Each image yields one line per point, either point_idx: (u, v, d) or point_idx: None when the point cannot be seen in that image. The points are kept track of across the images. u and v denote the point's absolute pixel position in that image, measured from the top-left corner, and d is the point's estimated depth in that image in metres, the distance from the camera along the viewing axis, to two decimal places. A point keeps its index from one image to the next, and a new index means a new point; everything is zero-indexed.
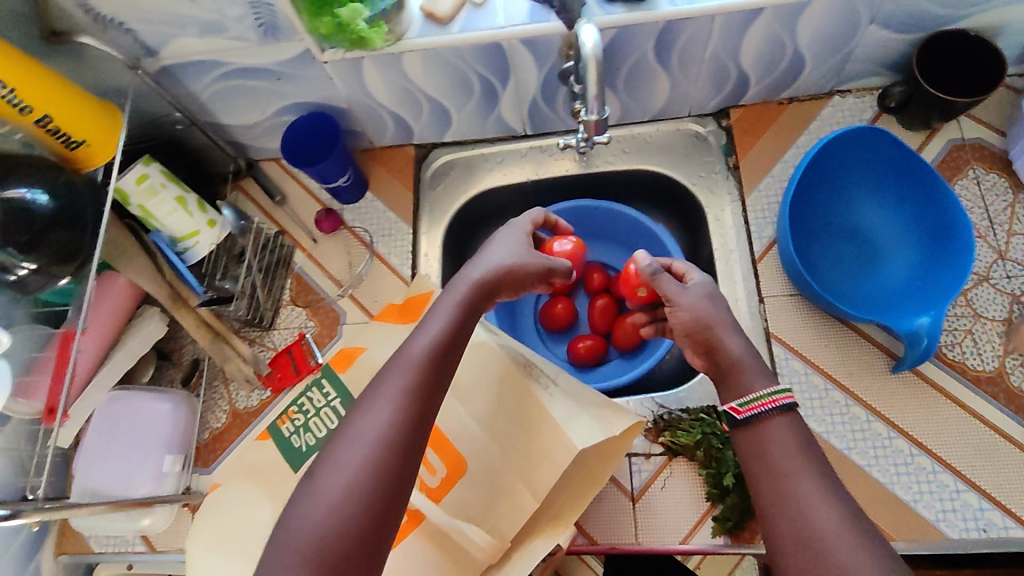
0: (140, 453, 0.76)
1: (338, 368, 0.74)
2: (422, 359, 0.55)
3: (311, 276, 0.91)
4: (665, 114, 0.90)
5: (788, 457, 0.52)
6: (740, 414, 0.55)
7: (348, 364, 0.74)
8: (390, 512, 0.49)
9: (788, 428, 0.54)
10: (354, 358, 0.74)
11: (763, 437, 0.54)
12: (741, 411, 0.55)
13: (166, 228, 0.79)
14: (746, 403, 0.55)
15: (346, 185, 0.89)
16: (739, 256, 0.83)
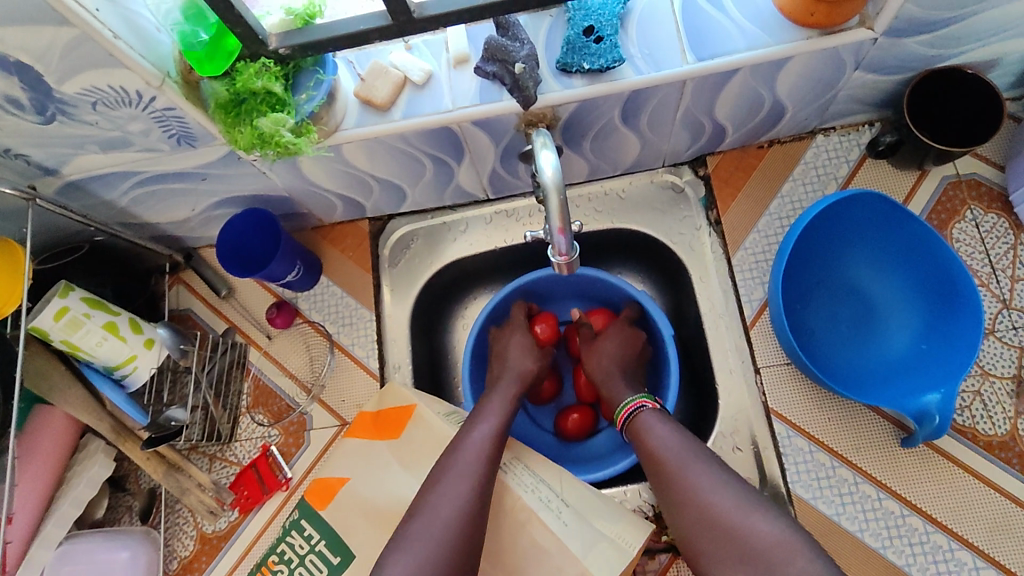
0: None
1: (317, 505, 0.69)
2: (483, 443, 0.64)
3: (269, 379, 0.83)
4: (638, 167, 0.83)
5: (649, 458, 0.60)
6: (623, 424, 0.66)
7: (329, 500, 0.68)
8: (463, 572, 0.57)
9: (652, 419, 0.63)
10: (336, 492, 0.68)
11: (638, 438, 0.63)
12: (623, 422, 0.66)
13: (97, 359, 0.71)
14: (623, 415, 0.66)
15: (297, 278, 0.81)
16: (728, 321, 0.77)
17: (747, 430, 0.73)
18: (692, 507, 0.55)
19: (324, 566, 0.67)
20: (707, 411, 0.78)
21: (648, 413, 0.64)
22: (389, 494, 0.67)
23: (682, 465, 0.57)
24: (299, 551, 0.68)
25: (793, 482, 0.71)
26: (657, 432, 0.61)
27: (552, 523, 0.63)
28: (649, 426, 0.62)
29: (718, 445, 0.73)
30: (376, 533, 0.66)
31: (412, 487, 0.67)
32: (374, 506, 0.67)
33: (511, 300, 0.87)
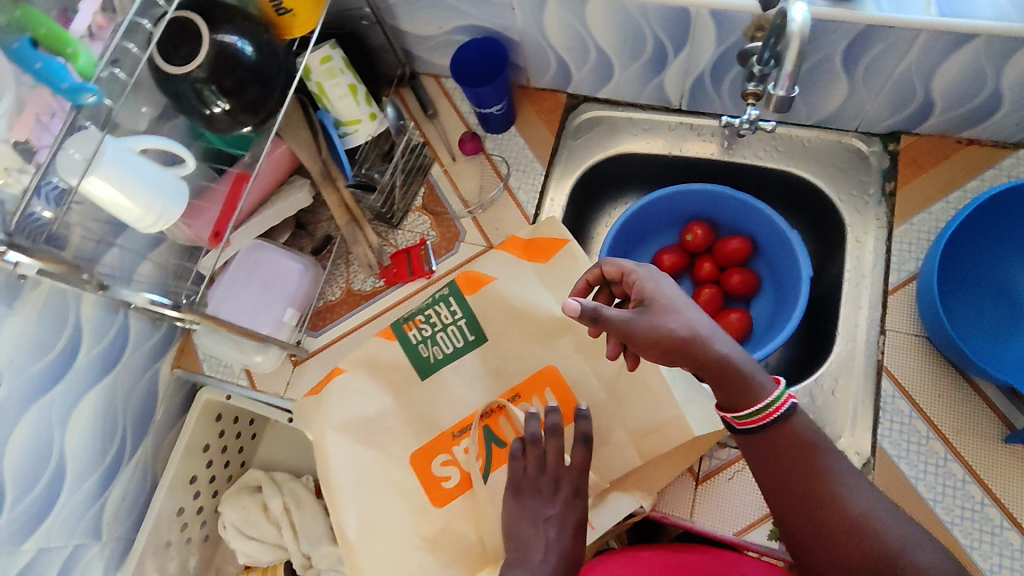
0: (269, 300, 0.84)
1: (464, 290, 0.80)
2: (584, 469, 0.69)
3: (442, 191, 0.96)
4: (831, 122, 0.87)
5: (786, 461, 0.62)
6: (740, 425, 0.64)
7: (476, 288, 0.79)
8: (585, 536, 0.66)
9: (803, 427, 0.62)
10: (482, 287, 0.79)
11: (775, 441, 0.62)
12: (740, 423, 0.64)
13: (334, 110, 0.86)
14: (743, 417, 0.63)
15: (497, 114, 0.93)
16: (870, 282, 0.81)
17: (852, 380, 0.77)
18: (842, 518, 0.60)
19: (460, 339, 0.79)
20: (818, 357, 0.83)
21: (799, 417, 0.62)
22: (528, 299, 0.79)
23: (835, 478, 0.61)
24: (443, 320, 0.79)
25: (882, 436, 0.73)
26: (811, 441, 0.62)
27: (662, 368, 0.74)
28: (802, 431, 0.62)
29: (818, 382, 0.79)
30: (513, 327, 0.79)
31: (550, 301, 0.79)
32: (516, 309, 0.79)
33: (668, 204, 0.94)
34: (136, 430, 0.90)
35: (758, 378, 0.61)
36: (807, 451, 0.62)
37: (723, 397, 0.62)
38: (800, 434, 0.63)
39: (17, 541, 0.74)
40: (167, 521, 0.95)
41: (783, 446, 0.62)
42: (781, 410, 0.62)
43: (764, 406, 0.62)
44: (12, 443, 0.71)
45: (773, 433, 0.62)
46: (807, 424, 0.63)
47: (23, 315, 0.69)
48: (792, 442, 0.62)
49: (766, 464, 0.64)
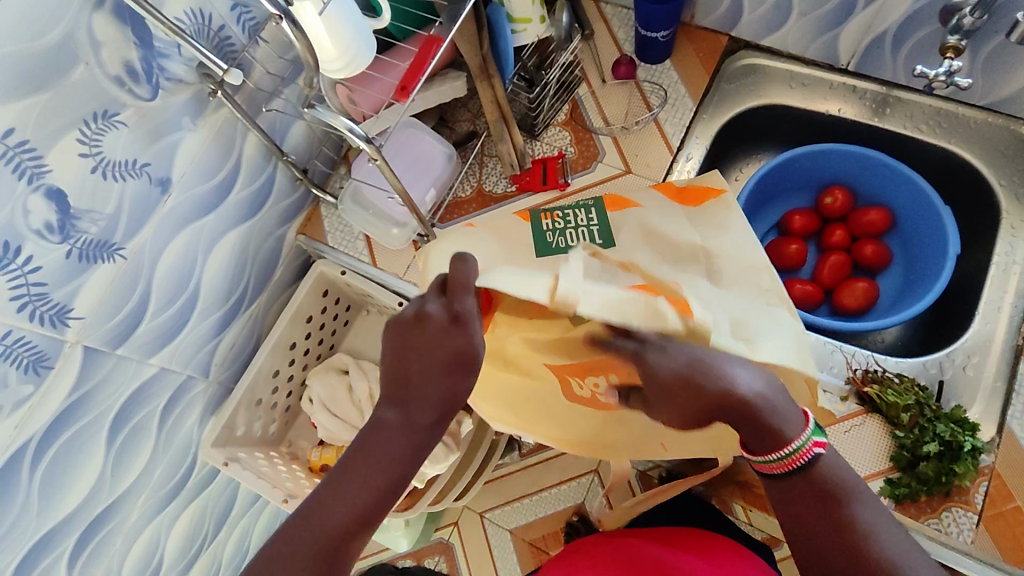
0: (416, 177, 0.86)
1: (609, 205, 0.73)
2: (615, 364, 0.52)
3: (586, 109, 0.96)
4: (1003, 105, 0.84)
5: (809, 508, 0.52)
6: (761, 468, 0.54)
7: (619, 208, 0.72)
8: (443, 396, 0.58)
9: (829, 477, 0.52)
10: (627, 207, 0.72)
11: (782, 486, 0.53)
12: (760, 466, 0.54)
13: (508, 5, 0.86)
14: (763, 463, 0.53)
15: (660, 41, 0.92)
16: (1022, 270, 0.79)
17: (987, 360, 0.76)
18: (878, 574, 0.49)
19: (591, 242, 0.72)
20: (953, 334, 0.82)
21: (826, 463, 0.52)
22: None
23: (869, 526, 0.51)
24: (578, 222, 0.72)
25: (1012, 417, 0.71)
26: (845, 491, 0.52)
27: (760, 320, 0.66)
28: (833, 481, 0.52)
29: (951, 357, 0.77)
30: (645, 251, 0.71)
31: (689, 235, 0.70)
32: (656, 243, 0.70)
33: (813, 165, 0.93)
34: (255, 284, 0.92)
35: (780, 419, 0.52)
36: (818, 491, 0.52)
37: (749, 438, 0.52)
38: (823, 481, 0.52)
39: (146, 354, 0.77)
40: (263, 380, 0.97)
41: (805, 490, 0.52)
42: (802, 460, 0.52)
43: (786, 454, 0.52)
44: (163, 255, 0.74)
45: (788, 477, 0.53)
46: (834, 465, 0.52)
47: (201, 133, 0.72)
48: (813, 485, 0.52)
49: (795, 510, 0.53)
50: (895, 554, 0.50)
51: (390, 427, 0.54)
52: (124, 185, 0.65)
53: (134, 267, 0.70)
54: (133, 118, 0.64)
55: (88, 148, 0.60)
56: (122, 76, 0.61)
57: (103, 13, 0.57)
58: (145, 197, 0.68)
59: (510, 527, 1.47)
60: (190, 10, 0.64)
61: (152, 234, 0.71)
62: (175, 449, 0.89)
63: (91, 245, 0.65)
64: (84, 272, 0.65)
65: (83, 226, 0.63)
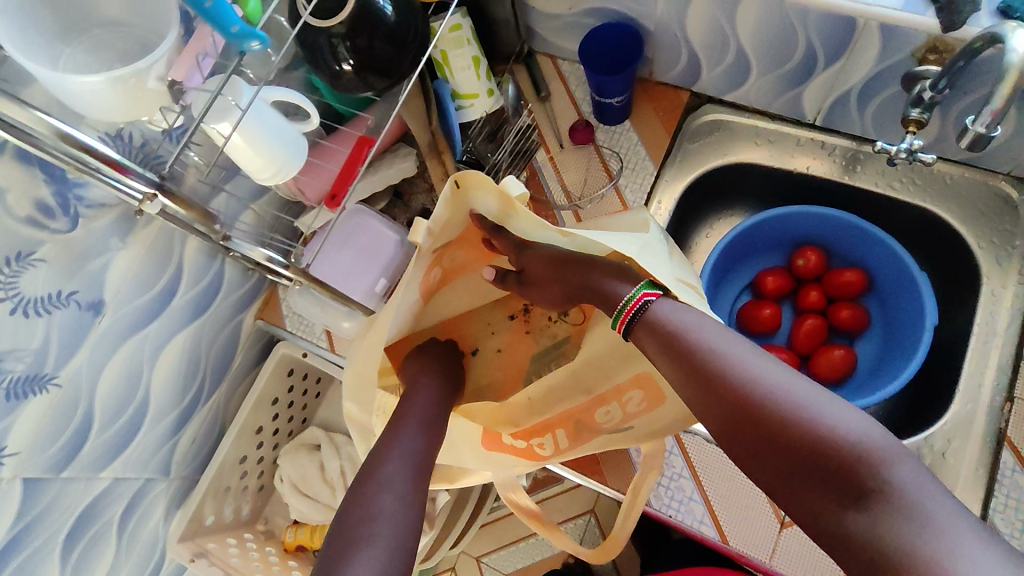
0: (365, 268, 0.83)
1: None
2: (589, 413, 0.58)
3: (544, 178, 0.93)
4: (979, 162, 0.79)
5: (668, 362, 0.53)
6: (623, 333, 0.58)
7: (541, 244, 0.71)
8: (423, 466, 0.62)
9: (664, 318, 0.55)
10: None
11: (641, 335, 0.56)
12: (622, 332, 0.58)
13: (453, 82, 0.83)
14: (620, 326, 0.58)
15: (615, 106, 0.88)
16: (1003, 343, 0.75)
17: (965, 445, 0.72)
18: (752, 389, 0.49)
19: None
20: (933, 412, 0.77)
21: (656, 310, 0.56)
22: None
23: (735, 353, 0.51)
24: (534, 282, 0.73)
25: (994, 510, 0.68)
26: (688, 323, 0.54)
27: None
28: (669, 321, 0.54)
29: (929, 441, 0.73)
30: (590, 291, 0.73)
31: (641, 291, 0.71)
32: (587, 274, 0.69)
33: (781, 226, 0.89)
34: (212, 377, 0.91)
35: (615, 289, 0.61)
36: (668, 323, 0.54)
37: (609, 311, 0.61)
38: (668, 327, 0.54)
39: (96, 469, 0.76)
40: (230, 468, 0.95)
41: (659, 330, 0.55)
42: (635, 309, 0.57)
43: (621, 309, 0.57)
44: (104, 372, 0.72)
45: (637, 335, 0.57)
46: (673, 313, 0.55)
47: (133, 249, 0.70)
48: (662, 332, 0.54)
49: (665, 364, 0.54)
50: (765, 373, 0.49)
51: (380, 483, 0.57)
52: (50, 317, 0.63)
53: (72, 393, 0.69)
54: (53, 252, 0.61)
55: (3, 292, 0.58)
56: (34, 215, 0.59)
57: (5, 159, 0.55)
58: (76, 323, 0.66)
59: (507, 572, 1.45)
60: (106, 134, 0.61)
61: (89, 356, 0.69)
62: (139, 549, 0.88)
63: (20, 382, 0.63)
64: (14, 410, 0.63)
65: (7, 366, 0.61)
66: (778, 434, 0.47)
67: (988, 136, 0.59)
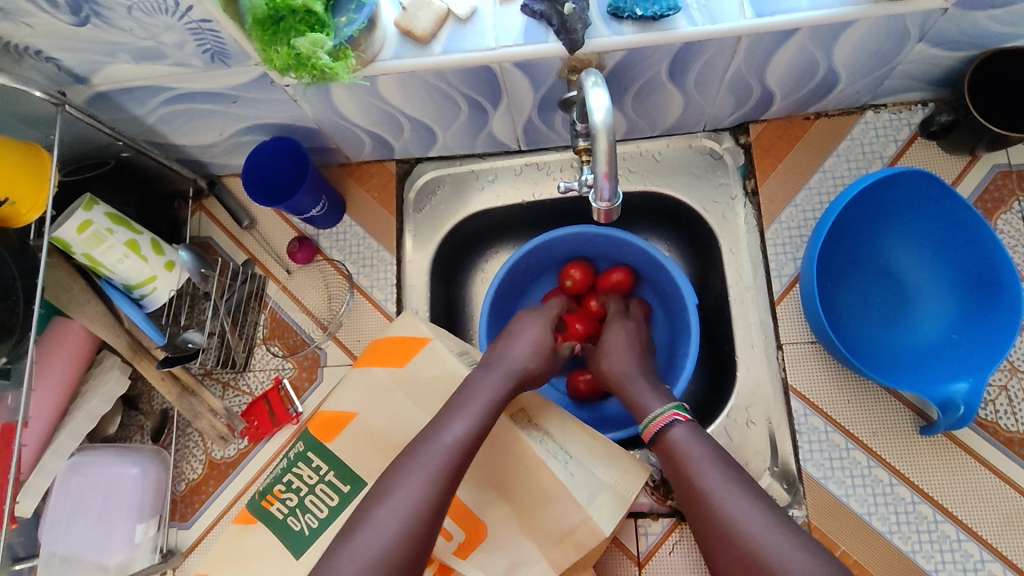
0: (113, 520, 0.72)
1: (322, 437, 0.65)
2: None
3: (285, 313, 0.83)
4: (676, 129, 0.80)
5: (685, 481, 0.57)
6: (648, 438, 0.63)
7: (336, 432, 0.64)
8: None
9: (686, 436, 0.59)
10: (342, 425, 0.64)
11: (674, 468, 0.58)
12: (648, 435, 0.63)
13: (117, 275, 0.70)
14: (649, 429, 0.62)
15: (320, 214, 0.80)
16: (756, 294, 0.76)
17: (764, 406, 0.73)
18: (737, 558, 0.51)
19: (333, 495, 0.63)
20: (724, 382, 0.77)
21: (678, 433, 0.60)
22: (393, 422, 0.64)
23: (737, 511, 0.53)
24: (307, 481, 0.63)
25: (805, 461, 0.70)
26: (704, 469, 0.56)
27: (561, 473, 0.63)
28: (691, 449, 0.58)
29: (732, 417, 0.73)
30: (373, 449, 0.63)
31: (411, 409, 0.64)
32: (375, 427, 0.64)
33: (535, 257, 0.86)
34: None
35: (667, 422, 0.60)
36: (694, 467, 0.57)
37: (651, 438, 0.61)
38: (687, 458, 0.58)
39: None
40: None
41: (684, 471, 0.57)
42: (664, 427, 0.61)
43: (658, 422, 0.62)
44: None
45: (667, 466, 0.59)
46: (691, 445, 0.58)
47: None
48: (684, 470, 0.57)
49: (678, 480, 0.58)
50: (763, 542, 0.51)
51: None
52: None
53: None
54: None
55: None
56: None
57: None
58: None
59: None
60: None
61: None
62: None
63: None
64: None
65: None
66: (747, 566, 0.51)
67: (615, 199, 0.51)
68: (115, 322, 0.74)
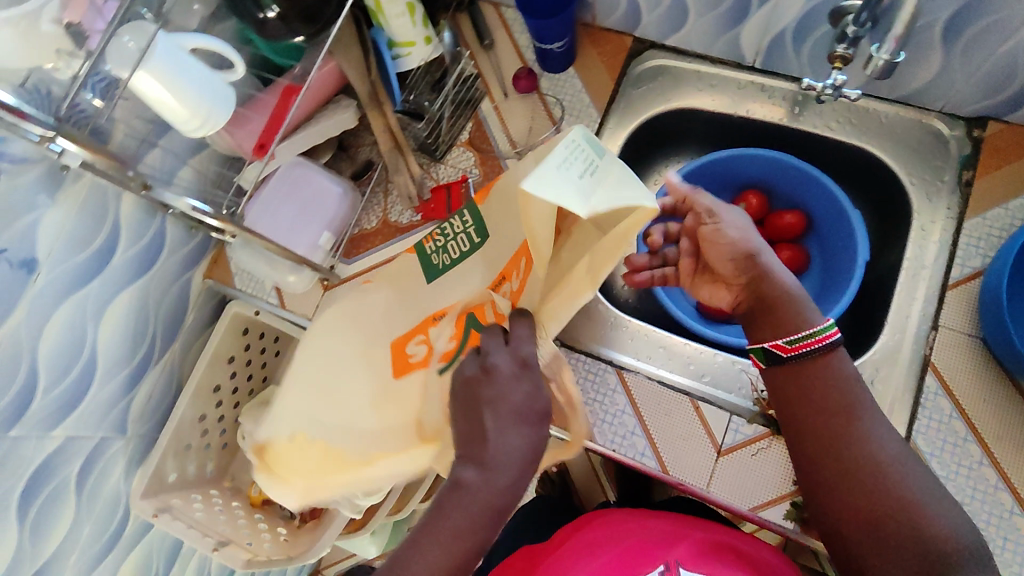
0: (308, 221, 0.84)
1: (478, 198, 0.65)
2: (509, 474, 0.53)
3: (490, 128, 0.92)
4: (913, 99, 0.81)
5: (816, 399, 0.62)
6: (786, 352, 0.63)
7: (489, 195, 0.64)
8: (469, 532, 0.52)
9: (844, 361, 0.62)
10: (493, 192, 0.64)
11: (801, 375, 0.63)
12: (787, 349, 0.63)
13: (389, 29, 0.81)
14: (791, 342, 0.63)
15: (557, 52, 0.88)
16: (929, 275, 0.77)
17: (892, 372, 0.74)
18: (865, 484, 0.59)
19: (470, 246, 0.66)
20: (863, 345, 0.80)
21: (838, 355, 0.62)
22: None
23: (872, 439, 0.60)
24: (456, 230, 0.66)
25: (916, 433, 0.71)
26: (843, 393, 0.61)
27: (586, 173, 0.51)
28: (832, 374, 0.62)
29: (859, 369, 0.75)
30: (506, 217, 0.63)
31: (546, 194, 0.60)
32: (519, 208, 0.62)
33: (725, 170, 0.90)
34: (164, 335, 0.91)
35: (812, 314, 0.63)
36: (831, 389, 0.61)
37: (772, 327, 0.64)
38: (824, 373, 0.62)
39: (47, 427, 0.75)
40: (189, 425, 0.96)
41: (810, 385, 0.62)
42: (823, 341, 0.62)
43: (817, 331, 0.62)
44: (47, 329, 0.72)
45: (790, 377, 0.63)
46: (839, 367, 0.62)
47: (63, 206, 0.69)
48: (815, 384, 0.62)
49: (809, 402, 0.62)
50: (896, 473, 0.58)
51: (467, 487, 0.52)
52: None
53: (14, 352, 0.68)
54: None
55: None
56: None
57: None
58: (9, 281, 0.66)
59: None
60: None
61: (28, 314, 0.69)
62: (102, 506, 0.88)
63: None
64: None
65: None
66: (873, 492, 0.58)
67: (892, 63, 0.65)
68: (364, 69, 0.81)
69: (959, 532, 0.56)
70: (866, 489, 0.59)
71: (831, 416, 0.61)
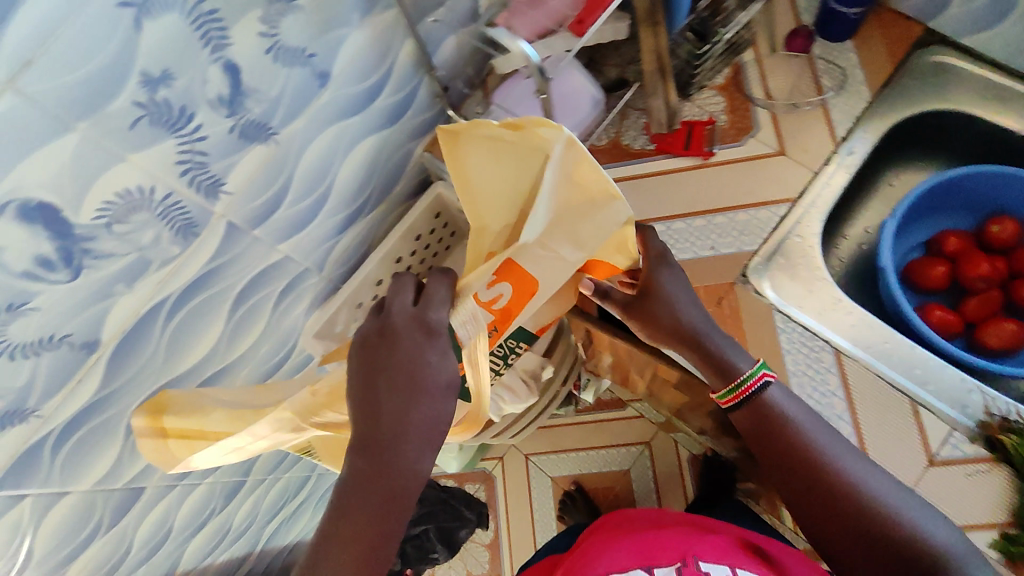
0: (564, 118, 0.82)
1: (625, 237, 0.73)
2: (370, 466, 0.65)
3: (749, 76, 0.89)
4: None
5: (776, 440, 0.69)
6: (728, 403, 0.72)
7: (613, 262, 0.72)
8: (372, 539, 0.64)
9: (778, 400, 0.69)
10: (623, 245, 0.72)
11: (758, 409, 0.70)
12: (727, 401, 0.72)
13: None
14: (728, 396, 0.71)
15: (850, 18, 0.85)
16: None
17: None
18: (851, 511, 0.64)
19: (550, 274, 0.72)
20: None
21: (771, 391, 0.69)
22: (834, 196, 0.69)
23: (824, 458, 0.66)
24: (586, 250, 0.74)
25: None
26: (792, 422, 0.68)
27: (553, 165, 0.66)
28: (780, 408, 0.69)
29: None
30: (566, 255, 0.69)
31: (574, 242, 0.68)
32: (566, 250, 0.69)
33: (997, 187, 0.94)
34: (377, 193, 0.93)
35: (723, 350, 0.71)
36: (781, 420, 0.68)
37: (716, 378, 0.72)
38: (770, 408, 0.69)
39: (276, 239, 0.79)
40: (366, 286, 0.98)
41: (767, 417, 0.69)
42: (754, 386, 0.70)
43: (737, 385, 0.70)
44: (312, 144, 0.75)
45: (753, 410, 0.70)
46: (779, 401, 0.69)
47: (366, 30, 0.72)
48: (762, 412, 0.69)
49: (770, 444, 0.69)
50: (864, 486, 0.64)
51: (361, 475, 0.64)
52: (291, 72, 0.66)
53: (282, 154, 0.71)
54: (311, 5, 0.64)
55: (267, 28, 0.61)
56: None
57: None
58: (305, 86, 0.69)
59: (553, 474, 1.65)
60: None
61: (306, 123, 0.72)
62: (279, 333, 0.92)
63: (252, 125, 0.66)
64: (241, 151, 0.66)
65: (249, 105, 0.64)
66: (855, 524, 0.64)
67: None
68: None
69: (942, 534, 0.60)
70: (847, 519, 0.64)
71: (787, 450, 0.68)
